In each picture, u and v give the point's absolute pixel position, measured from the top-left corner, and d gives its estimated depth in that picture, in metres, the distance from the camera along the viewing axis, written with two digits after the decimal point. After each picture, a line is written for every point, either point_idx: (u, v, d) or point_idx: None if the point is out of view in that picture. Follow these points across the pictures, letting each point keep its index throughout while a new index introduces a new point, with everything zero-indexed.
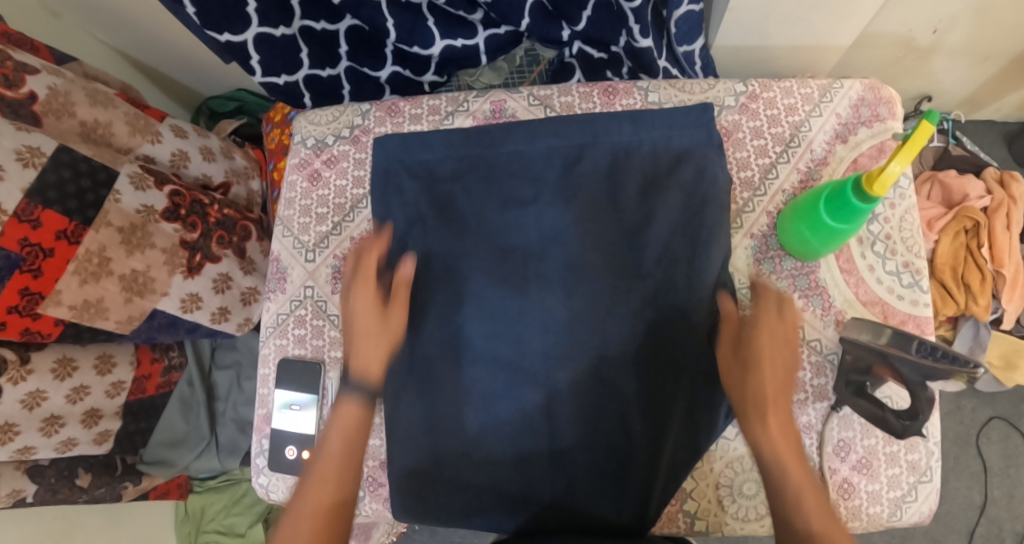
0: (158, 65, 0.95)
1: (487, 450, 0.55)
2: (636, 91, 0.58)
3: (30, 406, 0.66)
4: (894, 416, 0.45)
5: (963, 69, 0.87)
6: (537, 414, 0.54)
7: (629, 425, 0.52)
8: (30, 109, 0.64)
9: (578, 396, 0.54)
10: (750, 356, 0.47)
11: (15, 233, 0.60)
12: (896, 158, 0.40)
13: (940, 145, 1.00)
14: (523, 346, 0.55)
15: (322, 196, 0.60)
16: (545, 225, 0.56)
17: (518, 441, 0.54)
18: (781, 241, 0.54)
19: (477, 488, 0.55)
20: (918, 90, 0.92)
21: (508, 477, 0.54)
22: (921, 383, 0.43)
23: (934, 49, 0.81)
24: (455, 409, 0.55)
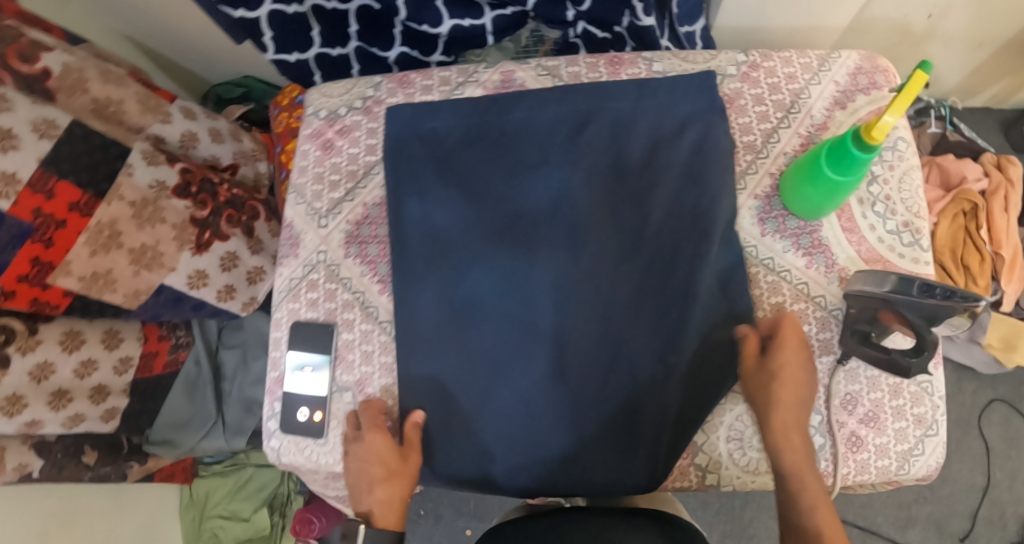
0: (165, 50, 0.96)
1: (497, 409, 0.55)
2: (640, 61, 0.60)
3: (38, 377, 0.67)
4: (900, 356, 0.46)
5: (959, 55, 0.90)
6: (547, 372, 0.54)
7: (640, 382, 0.53)
8: (44, 84, 0.66)
9: (588, 353, 0.54)
10: (776, 389, 0.49)
11: (27, 203, 0.61)
12: (891, 108, 0.41)
13: (938, 131, 1.00)
14: (533, 304, 0.55)
15: (334, 163, 0.61)
16: (554, 187, 0.57)
17: (528, 399, 0.54)
18: (784, 201, 0.55)
19: (489, 447, 0.55)
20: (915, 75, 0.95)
21: (519, 435, 0.54)
22: (926, 325, 0.45)
23: (930, 36, 0.83)
24: (467, 368, 0.56)
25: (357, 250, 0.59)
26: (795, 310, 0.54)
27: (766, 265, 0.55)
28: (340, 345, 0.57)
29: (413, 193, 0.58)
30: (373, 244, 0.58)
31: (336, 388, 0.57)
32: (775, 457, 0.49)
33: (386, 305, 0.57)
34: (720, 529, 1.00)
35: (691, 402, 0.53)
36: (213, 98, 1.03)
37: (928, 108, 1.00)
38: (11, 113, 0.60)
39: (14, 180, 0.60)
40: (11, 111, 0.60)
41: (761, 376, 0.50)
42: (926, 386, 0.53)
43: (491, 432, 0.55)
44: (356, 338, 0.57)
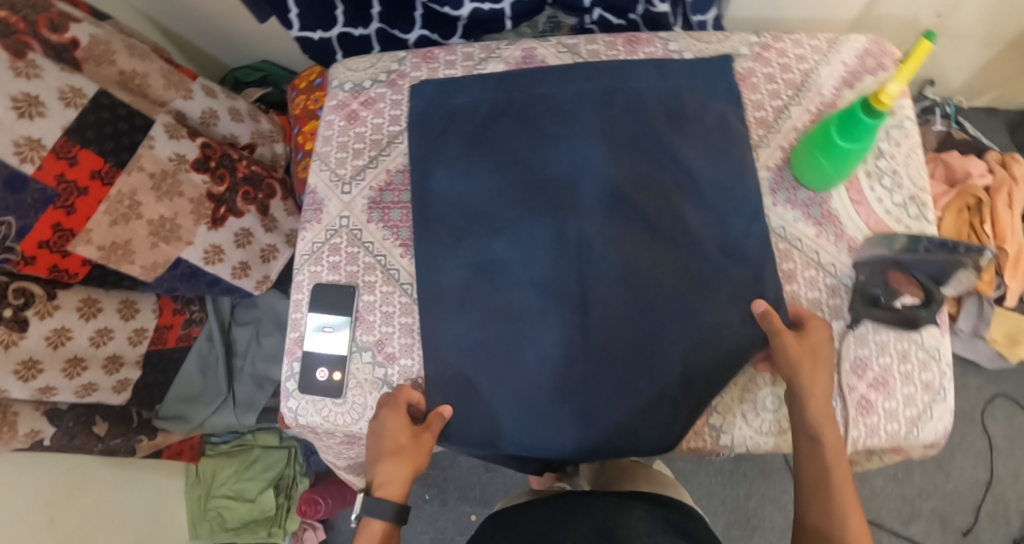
0: (185, 32, 0.97)
1: (521, 372, 0.55)
2: (657, 41, 0.62)
3: (54, 343, 0.67)
4: (913, 309, 0.50)
5: (966, 53, 0.93)
6: (572, 335, 0.55)
7: (662, 347, 0.54)
8: (72, 54, 0.68)
9: (612, 318, 0.55)
10: (815, 363, 0.49)
11: (52, 169, 0.62)
12: (893, 78, 0.43)
13: (944, 129, 1.03)
14: (559, 269, 0.56)
15: (359, 132, 0.63)
16: (579, 157, 0.58)
17: (553, 361, 0.55)
18: (795, 172, 0.57)
19: (511, 410, 0.55)
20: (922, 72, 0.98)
21: (543, 398, 0.55)
22: (932, 281, 0.49)
23: (939, 32, 0.86)
24: (492, 332, 0.56)
25: (380, 216, 0.60)
26: (806, 276, 0.55)
27: (778, 233, 0.57)
28: (361, 307, 0.58)
29: (441, 163, 0.60)
30: (395, 210, 0.60)
31: (356, 348, 0.58)
32: (811, 427, 0.48)
33: (407, 267, 0.59)
34: (723, 517, 1.02)
35: (713, 368, 0.53)
36: (231, 81, 1.05)
37: (933, 107, 1.03)
38: (39, 79, 0.61)
39: (39, 146, 0.61)
40: (40, 77, 0.61)
41: (802, 350, 0.50)
42: (933, 353, 0.54)
43: (511, 396, 0.55)
44: (376, 300, 0.58)
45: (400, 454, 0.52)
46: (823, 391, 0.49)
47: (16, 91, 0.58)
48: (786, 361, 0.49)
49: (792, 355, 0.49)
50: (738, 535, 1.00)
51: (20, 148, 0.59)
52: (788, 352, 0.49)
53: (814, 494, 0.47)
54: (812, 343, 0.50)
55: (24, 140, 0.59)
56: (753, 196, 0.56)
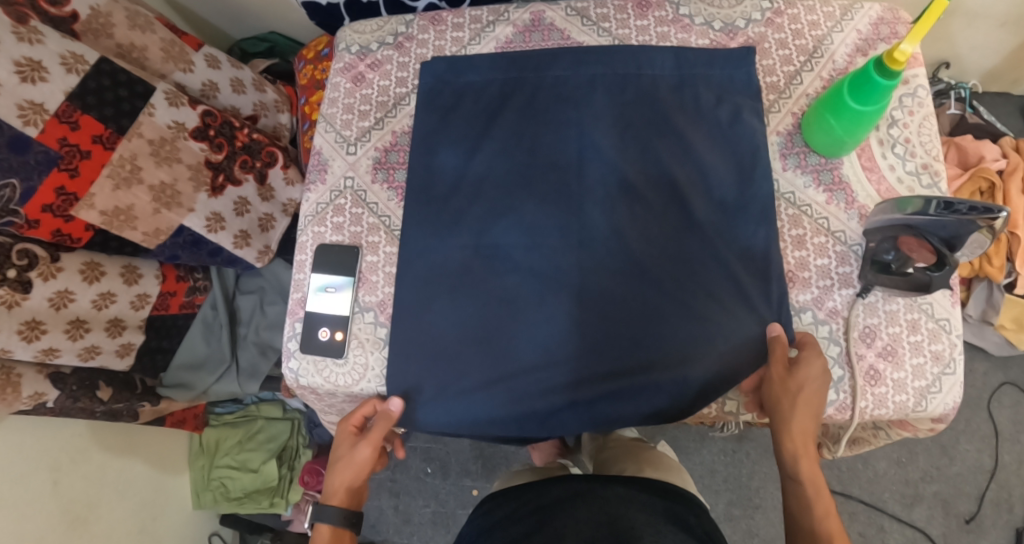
0: (193, 4, 0.96)
1: (516, 355, 0.54)
2: (668, 5, 0.61)
3: (57, 305, 0.67)
4: (923, 271, 0.49)
5: (982, 35, 0.91)
6: (569, 321, 0.54)
7: (663, 340, 0.53)
8: (71, 27, 0.67)
9: (610, 306, 0.54)
10: (796, 401, 0.48)
11: (54, 132, 0.62)
12: (908, 36, 0.42)
13: (958, 113, 1.02)
14: (559, 257, 0.55)
15: (365, 94, 0.63)
16: (586, 143, 0.58)
17: (547, 347, 0.54)
18: (805, 137, 0.56)
19: (505, 394, 0.54)
20: (938, 52, 0.96)
21: (536, 382, 0.54)
22: (945, 243, 0.48)
23: (954, 11, 0.85)
24: (489, 316, 0.55)
25: (386, 177, 0.60)
26: (814, 243, 0.54)
27: (786, 199, 0.56)
28: (364, 267, 0.58)
29: (446, 142, 0.60)
30: (400, 170, 0.60)
31: (359, 309, 0.57)
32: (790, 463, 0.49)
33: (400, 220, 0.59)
34: (725, 496, 1.02)
35: (717, 365, 0.52)
36: (238, 52, 1.04)
37: (947, 90, 1.02)
38: (42, 44, 0.60)
39: (42, 110, 0.60)
40: (42, 43, 0.60)
41: (786, 386, 0.49)
42: (944, 324, 0.53)
43: (504, 381, 0.54)
44: (379, 260, 0.58)
45: (340, 462, 0.55)
46: (801, 426, 0.48)
47: (18, 55, 0.58)
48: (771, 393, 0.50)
49: (775, 391, 0.49)
50: (739, 514, 1.00)
51: (22, 110, 0.58)
52: (771, 387, 0.49)
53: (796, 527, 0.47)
54: (803, 378, 0.49)
55: (27, 103, 0.59)
56: (763, 172, 0.55)
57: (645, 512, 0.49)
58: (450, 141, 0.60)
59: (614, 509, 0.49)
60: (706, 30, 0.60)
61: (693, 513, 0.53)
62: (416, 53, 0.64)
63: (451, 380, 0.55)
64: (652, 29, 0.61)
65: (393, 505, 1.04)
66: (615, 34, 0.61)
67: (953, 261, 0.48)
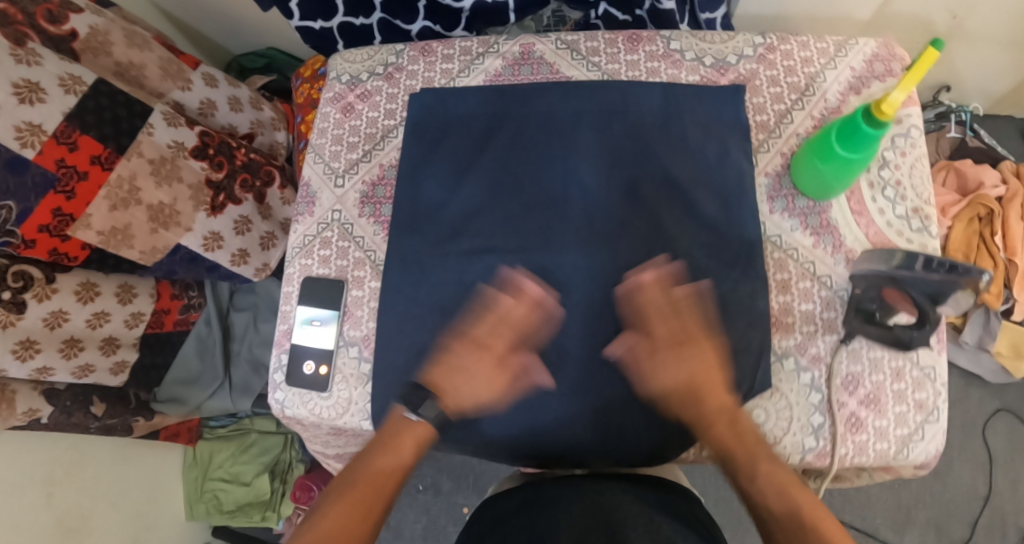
0: (194, 21, 0.97)
1: (494, 392, 0.55)
2: (659, 39, 0.61)
3: (51, 324, 0.69)
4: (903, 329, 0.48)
5: (982, 60, 0.91)
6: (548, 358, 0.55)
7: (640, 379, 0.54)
8: (70, 45, 0.67)
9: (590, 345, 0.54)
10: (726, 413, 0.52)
11: (52, 153, 0.62)
12: (898, 84, 0.42)
13: (958, 136, 1.01)
14: (539, 296, 0.55)
15: (354, 126, 0.63)
16: (572, 180, 0.58)
17: (525, 383, 0.55)
18: (794, 180, 0.55)
19: (484, 424, 0.56)
20: (937, 77, 0.96)
21: (515, 416, 0.55)
22: (930, 302, 0.46)
23: (952, 36, 0.84)
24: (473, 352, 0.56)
25: (372, 211, 0.61)
26: (799, 287, 0.54)
27: (773, 242, 0.55)
28: (350, 301, 0.59)
29: (431, 176, 0.60)
30: (386, 205, 0.60)
31: (343, 343, 0.58)
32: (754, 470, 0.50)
33: (384, 252, 0.59)
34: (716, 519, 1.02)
35: (701, 404, 0.53)
36: (236, 67, 1.04)
37: (948, 112, 1.00)
38: (40, 66, 0.60)
39: (39, 131, 0.60)
40: (40, 64, 0.61)
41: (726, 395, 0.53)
42: (929, 373, 0.52)
43: (484, 411, 0.56)
44: (364, 295, 0.58)
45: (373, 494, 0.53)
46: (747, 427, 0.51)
47: (17, 77, 0.58)
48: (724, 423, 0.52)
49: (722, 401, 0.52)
50: (730, 536, 1.00)
51: (19, 132, 0.58)
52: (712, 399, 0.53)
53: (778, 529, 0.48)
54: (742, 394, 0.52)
55: (25, 125, 0.59)
56: (749, 213, 0.55)
57: (638, 502, 0.48)
58: (439, 173, 0.60)
59: (604, 500, 0.48)
60: (697, 66, 0.60)
61: (689, 503, 0.52)
62: (406, 84, 0.63)
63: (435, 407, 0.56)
64: (642, 64, 0.60)
65: (385, 520, 1.05)
66: (604, 68, 0.61)
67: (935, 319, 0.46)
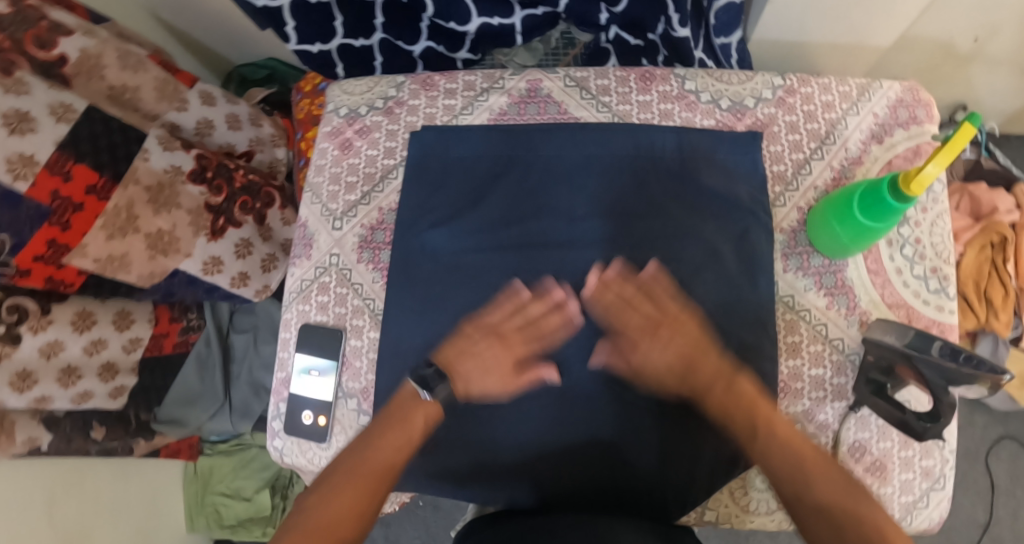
0: (192, 31, 0.93)
1: (497, 440, 0.54)
2: (673, 78, 0.58)
3: (47, 354, 0.66)
4: (915, 418, 0.45)
5: (1002, 81, 0.87)
6: (550, 406, 0.54)
7: (644, 428, 0.53)
8: (61, 70, 0.62)
9: (594, 393, 0.53)
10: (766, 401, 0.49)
11: (46, 185, 0.57)
12: (932, 160, 0.39)
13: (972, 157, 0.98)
14: (540, 346, 0.55)
15: (352, 164, 0.61)
16: (578, 228, 0.55)
17: (528, 431, 0.54)
18: (810, 237, 0.53)
19: (487, 474, 0.54)
20: (954, 97, 0.92)
21: (518, 462, 0.54)
22: (944, 387, 0.44)
23: (974, 57, 0.81)
24: (480, 410, 0.55)
25: (370, 255, 0.58)
26: (811, 351, 0.52)
27: (785, 302, 0.53)
28: (348, 351, 0.57)
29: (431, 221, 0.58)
30: (386, 250, 0.58)
31: (341, 394, 0.57)
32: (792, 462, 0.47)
33: (383, 300, 0.57)
34: None
35: (710, 459, 0.52)
36: (236, 79, 1.00)
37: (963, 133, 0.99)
38: (29, 95, 0.56)
39: (31, 162, 0.55)
40: (29, 94, 0.56)
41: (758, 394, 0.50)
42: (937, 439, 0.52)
43: (490, 461, 0.54)
44: (364, 345, 0.57)
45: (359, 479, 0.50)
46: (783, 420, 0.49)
47: (5, 107, 0.54)
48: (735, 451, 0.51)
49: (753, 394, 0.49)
50: None
51: (10, 165, 0.53)
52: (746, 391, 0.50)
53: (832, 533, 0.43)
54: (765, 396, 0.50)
55: (17, 157, 0.54)
56: (766, 273, 0.53)
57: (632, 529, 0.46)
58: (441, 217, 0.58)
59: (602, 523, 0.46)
60: (712, 109, 0.57)
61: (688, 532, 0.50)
62: (406, 120, 0.61)
63: (441, 454, 0.55)
64: (655, 106, 0.57)
65: (384, 533, 1.06)
66: (615, 109, 0.58)
67: (948, 411, 0.44)
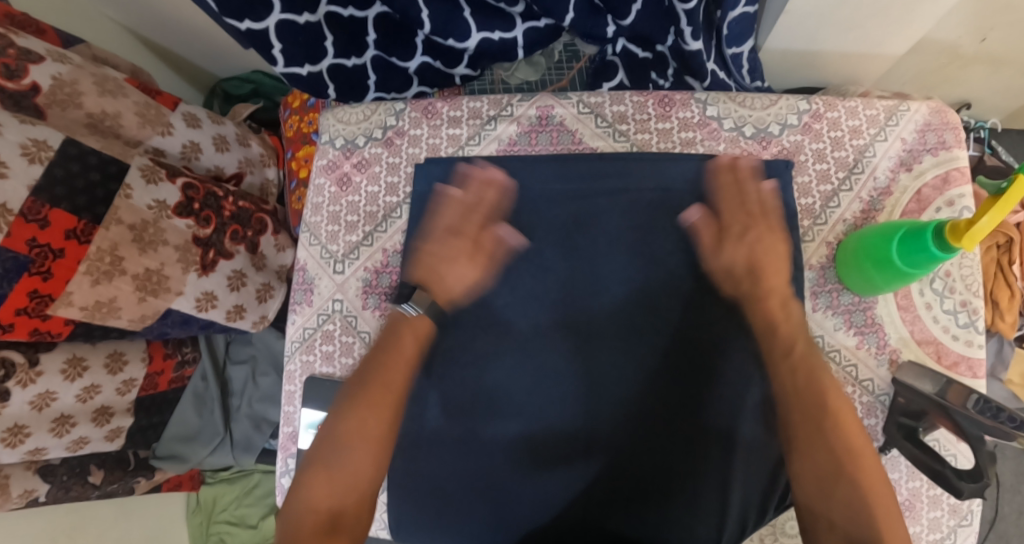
0: (171, 45, 0.87)
1: (487, 440, 0.53)
2: (694, 103, 0.55)
3: (39, 407, 0.62)
4: (953, 473, 0.43)
5: (1009, 81, 0.85)
6: (543, 408, 0.53)
7: (644, 437, 0.51)
8: (32, 101, 0.56)
9: (590, 397, 0.52)
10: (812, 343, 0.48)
11: (22, 233, 0.52)
12: (985, 214, 0.37)
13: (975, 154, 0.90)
14: (537, 352, 0.53)
15: (351, 202, 0.57)
16: (584, 241, 0.53)
17: (520, 430, 0.53)
18: (840, 275, 0.51)
19: (478, 483, 0.53)
20: (959, 97, 0.90)
21: (509, 465, 0.52)
22: (981, 439, 0.42)
23: (978, 58, 0.78)
24: (499, 463, 0.53)
25: (376, 301, 0.55)
26: None
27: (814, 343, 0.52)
28: None
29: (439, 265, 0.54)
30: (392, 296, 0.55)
31: None
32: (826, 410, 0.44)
33: None
34: None
35: (742, 507, 0.49)
36: (220, 94, 0.95)
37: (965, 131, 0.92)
38: None
39: (3, 210, 0.51)
40: None
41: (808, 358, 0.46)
42: None
43: (487, 483, 0.52)
44: None
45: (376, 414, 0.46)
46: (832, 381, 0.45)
47: None
48: (745, 473, 0.50)
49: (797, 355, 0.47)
50: None
51: None
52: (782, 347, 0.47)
53: (819, 494, 0.41)
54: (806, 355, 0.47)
55: None
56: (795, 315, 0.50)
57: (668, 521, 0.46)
58: (445, 243, 0.53)
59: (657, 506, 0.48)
60: (736, 136, 0.55)
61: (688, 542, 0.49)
62: (408, 152, 0.58)
63: (436, 471, 0.53)
64: (676, 134, 0.55)
65: None
66: (633, 138, 0.55)
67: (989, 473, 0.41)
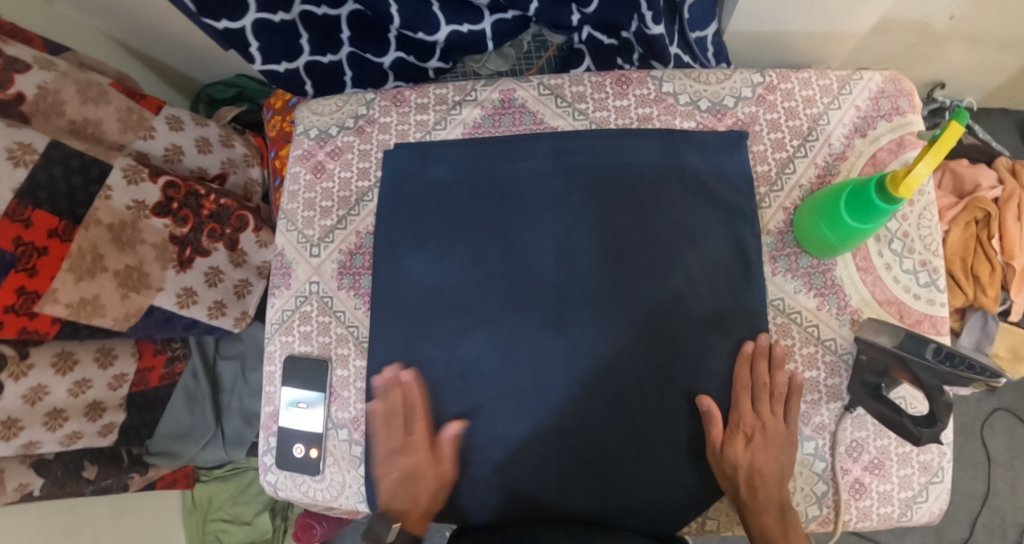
0: (157, 54, 0.91)
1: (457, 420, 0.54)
2: (650, 81, 0.57)
3: (31, 400, 0.64)
4: (911, 421, 0.45)
5: (979, 57, 0.86)
6: (512, 388, 0.53)
7: (612, 415, 0.52)
8: (17, 109, 0.60)
9: (559, 376, 0.53)
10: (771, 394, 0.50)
11: (7, 233, 0.55)
12: (922, 159, 0.38)
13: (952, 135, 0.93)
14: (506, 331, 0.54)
15: (326, 189, 0.60)
16: (548, 220, 0.55)
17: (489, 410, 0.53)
18: (799, 239, 0.53)
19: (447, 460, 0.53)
20: (932, 77, 0.91)
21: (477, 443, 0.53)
22: (939, 388, 0.43)
23: (947, 36, 0.79)
24: (467, 441, 0.53)
25: (351, 281, 0.58)
26: (803, 354, 0.52)
27: (775, 305, 0.53)
28: (334, 382, 0.56)
29: (411, 247, 0.56)
30: (365, 275, 0.57)
31: (331, 425, 0.56)
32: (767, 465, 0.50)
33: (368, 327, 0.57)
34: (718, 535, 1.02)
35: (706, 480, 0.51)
36: (206, 97, 1.00)
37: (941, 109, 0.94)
38: None
39: None
40: None
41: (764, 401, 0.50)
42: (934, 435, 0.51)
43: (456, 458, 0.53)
44: (350, 375, 0.56)
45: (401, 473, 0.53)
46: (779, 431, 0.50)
47: None
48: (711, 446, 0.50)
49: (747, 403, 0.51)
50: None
51: None
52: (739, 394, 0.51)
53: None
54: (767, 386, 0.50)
55: None
56: (755, 280, 0.52)
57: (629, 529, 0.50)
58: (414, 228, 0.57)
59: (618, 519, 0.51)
60: (692, 110, 0.56)
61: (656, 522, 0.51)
62: (379, 139, 0.60)
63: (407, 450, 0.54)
64: (633, 110, 0.57)
65: None
66: (592, 116, 0.57)
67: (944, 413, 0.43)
